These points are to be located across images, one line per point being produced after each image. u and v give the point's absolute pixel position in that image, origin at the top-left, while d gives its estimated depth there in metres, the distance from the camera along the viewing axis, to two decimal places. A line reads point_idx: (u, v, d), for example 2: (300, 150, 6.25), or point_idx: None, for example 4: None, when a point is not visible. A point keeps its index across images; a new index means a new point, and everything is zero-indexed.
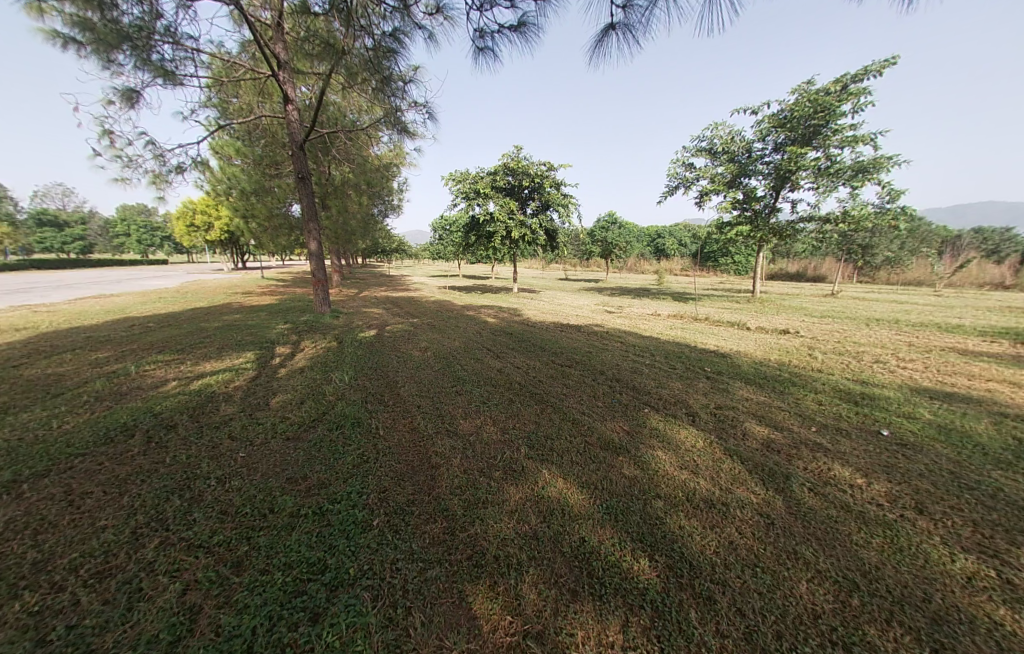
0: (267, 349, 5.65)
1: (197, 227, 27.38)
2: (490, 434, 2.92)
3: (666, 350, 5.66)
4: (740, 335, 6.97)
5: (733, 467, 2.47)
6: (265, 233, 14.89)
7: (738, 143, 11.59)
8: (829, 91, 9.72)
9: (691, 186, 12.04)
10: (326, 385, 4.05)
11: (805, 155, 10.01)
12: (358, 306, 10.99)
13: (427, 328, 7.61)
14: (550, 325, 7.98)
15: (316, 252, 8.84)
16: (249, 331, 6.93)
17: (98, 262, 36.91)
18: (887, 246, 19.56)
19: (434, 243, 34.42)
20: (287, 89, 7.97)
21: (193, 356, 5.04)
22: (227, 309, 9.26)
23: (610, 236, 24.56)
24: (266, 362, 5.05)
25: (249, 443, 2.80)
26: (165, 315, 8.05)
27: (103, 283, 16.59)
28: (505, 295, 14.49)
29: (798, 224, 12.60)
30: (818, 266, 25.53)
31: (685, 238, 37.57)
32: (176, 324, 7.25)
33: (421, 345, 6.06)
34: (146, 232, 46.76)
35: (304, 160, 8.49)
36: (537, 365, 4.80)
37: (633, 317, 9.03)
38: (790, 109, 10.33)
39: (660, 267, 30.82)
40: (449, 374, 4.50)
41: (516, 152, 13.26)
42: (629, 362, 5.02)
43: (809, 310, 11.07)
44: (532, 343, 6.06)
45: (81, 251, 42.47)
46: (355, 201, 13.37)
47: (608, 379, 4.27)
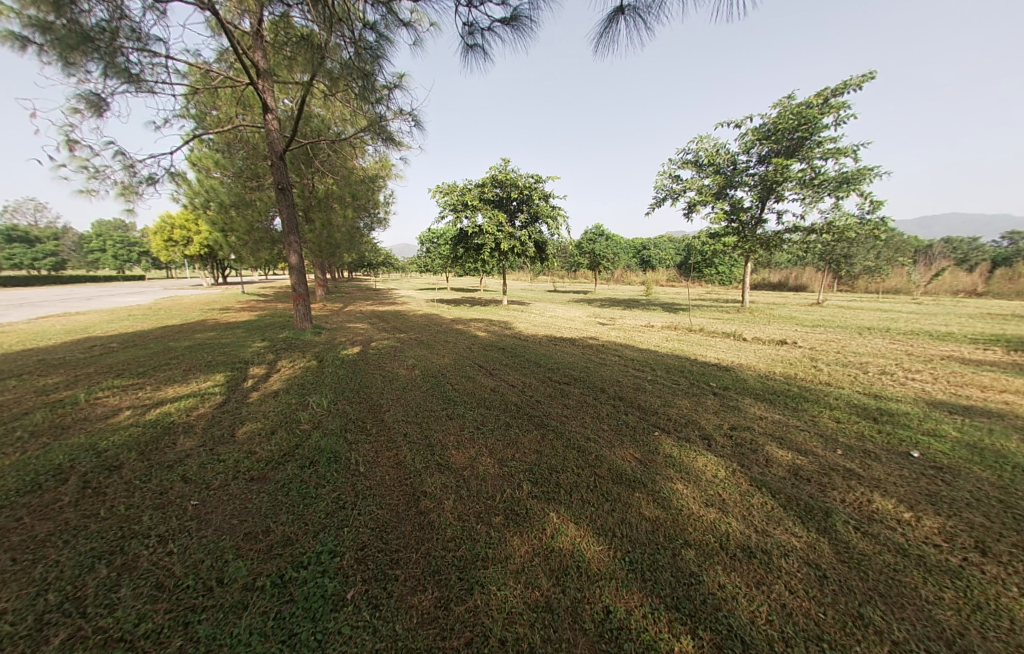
0: (239, 371, 5.19)
1: (175, 241, 26.50)
2: (486, 467, 2.58)
3: (667, 364, 5.41)
4: (738, 346, 6.80)
5: (765, 504, 2.18)
6: (245, 247, 14.37)
7: (724, 156, 11.77)
8: (813, 104, 9.96)
9: (678, 197, 12.11)
10: (302, 411, 3.64)
11: (791, 166, 10.16)
12: (343, 321, 10.55)
13: (414, 344, 7.23)
14: (543, 339, 7.70)
15: (297, 266, 8.44)
16: (222, 350, 6.44)
17: (68, 279, 35.24)
18: (865, 256, 20.17)
19: (421, 256, 34.17)
20: (267, 99, 7.70)
21: (155, 380, 4.56)
22: (201, 327, 8.71)
23: (598, 248, 24.69)
24: (237, 385, 4.59)
25: (205, 487, 2.38)
26: (131, 335, 7.47)
27: (69, 300, 15.68)
28: (495, 308, 14.23)
29: (783, 235, 12.79)
30: (800, 276, 26.14)
31: (670, 249, 38.28)
32: (142, 344, 6.69)
33: (407, 362, 5.69)
34: (121, 248, 45.12)
35: (285, 171, 8.16)
36: (533, 383, 4.48)
37: (627, 329, 8.83)
38: (773, 123, 10.55)
39: (647, 277, 31.14)
40: (439, 395, 4.14)
41: (504, 164, 13.22)
42: (631, 377, 4.74)
43: (801, 320, 11.09)
44: (526, 359, 5.75)
45: (52, 267, 40.68)
46: (339, 213, 13.04)
47: (611, 397, 3.98)
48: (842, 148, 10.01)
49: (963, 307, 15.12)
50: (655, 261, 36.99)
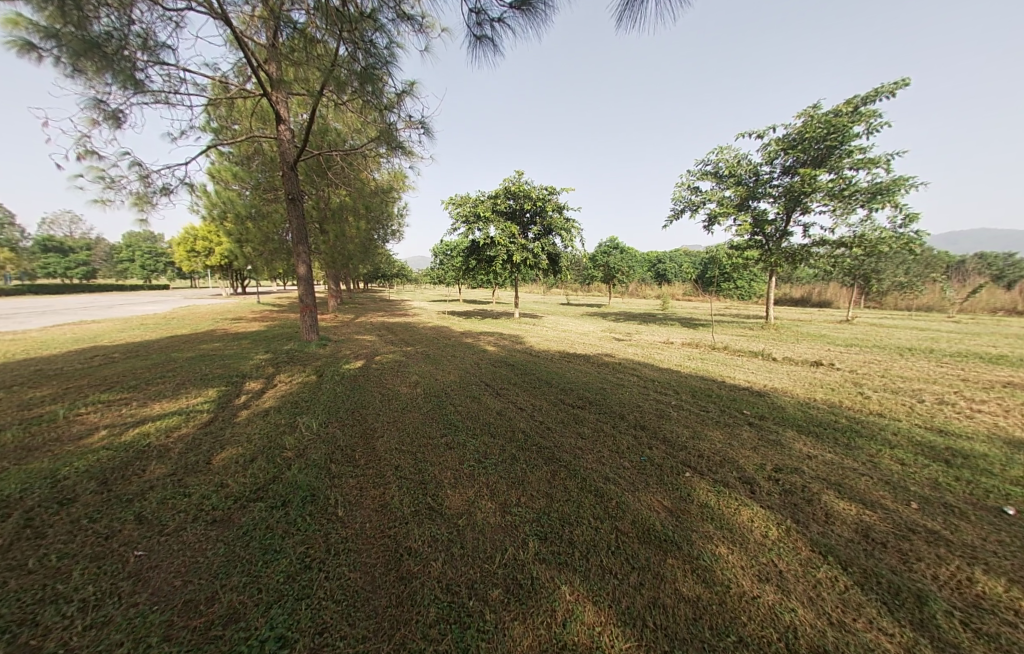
0: (234, 386, 4.95)
1: (198, 252, 27.32)
2: (486, 513, 2.19)
3: (692, 387, 4.94)
4: (768, 368, 6.26)
5: (836, 581, 1.71)
6: (260, 258, 14.52)
7: (745, 167, 11.37)
8: (842, 112, 9.55)
9: (698, 209, 11.69)
10: (288, 435, 3.32)
11: (819, 176, 9.68)
12: (350, 333, 10.36)
13: (420, 358, 6.92)
14: (556, 355, 7.29)
15: (305, 277, 8.31)
16: (223, 362, 6.26)
17: (99, 288, 36.76)
18: (895, 271, 19.25)
19: (435, 267, 34.36)
20: (280, 110, 7.74)
21: (146, 395, 4.34)
22: (208, 337, 8.63)
23: (612, 261, 24.33)
24: (227, 402, 4.33)
25: (158, 531, 2.06)
26: (136, 344, 7.39)
27: (91, 309, 16.08)
28: (506, 321, 13.90)
29: (810, 248, 12.19)
30: (823, 291, 25.15)
31: (685, 263, 37.64)
32: (145, 354, 6.56)
33: (410, 379, 5.36)
34: (149, 258, 46.89)
35: (295, 181, 8.12)
36: (544, 406, 4.09)
37: (644, 346, 8.35)
38: (799, 132, 10.15)
39: (662, 292, 30.44)
40: (439, 418, 3.77)
41: (517, 176, 13.09)
42: (651, 401, 4.30)
43: (831, 339, 10.41)
44: (536, 378, 5.35)
45: (85, 276, 42.39)
46: (352, 225, 13.07)
47: (631, 425, 3.56)
48: (875, 157, 9.50)
49: (1007, 327, 14.12)
50: (670, 275, 36.30)
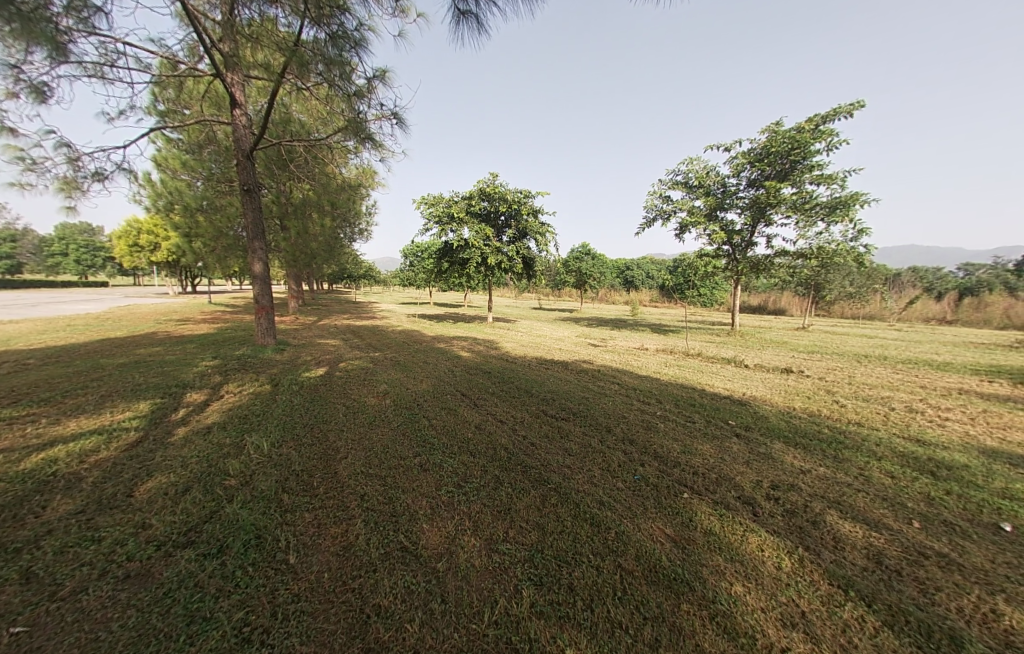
0: (172, 398, 4.32)
1: (141, 247, 25.03)
2: (471, 553, 1.89)
3: (675, 395, 4.84)
4: (742, 375, 6.32)
5: (867, 625, 1.57)
6: (212, 254, 13.34)
7: (713, 178, 11.76)
8: (804, 129, 10.06)
9: (670, 217, 11.93)
10: (232, 460, 2.82)
11: (784, 189, 10.11)
12: (313, 337, 9.63)
13: (390, 365, 6.45)
14: (533, 361, 7.05)
15: (262, 275, 7.61)
16: (162, 369, 5.53)
17: (20, 283, 32.78)
18: (842, 282, 20.73)
19: (405, 269, 33.43)
20: (236, 93, 7.05)
21: (57, 411, 3.65)
22: (146, 341, 7.69)
23: (585, 267, 24.59)
24: (161, 419, 3.72)
25: (45, 598, 1.52)
26: (57, 348, 6.41)
27: (6, 307, 14.12)
28: (481, 325, 13.57)
29: (772, 258, 12.76)
30: (778, 299, 26.71)
31: (653, 270, 38.90)
32: (65, 360, 5.67)
33: (378, 389, 4.92)
34: (85, 252, 42.56)
35: (253, 171, 7.45)
36: (526, 418, 3.82)
37: (621, 352, 8.29)
38: (764, 147, 10.60)
39: (632, 298, 31.17)
40: (412, 434, 3.39)
41: (493, 178, 12.86)
42: (636, 412, 4.14)
43: (793, 345, 10.89)
44: (516, 387, 5.07)
45: (5, 271, 37.84)
46: (317, 222, 12.28)
47: (618, 439, 3.38)
48: (832, 174, 10.07)
49: (939, 335, 15.47)
50: (639, 281, 37.35)
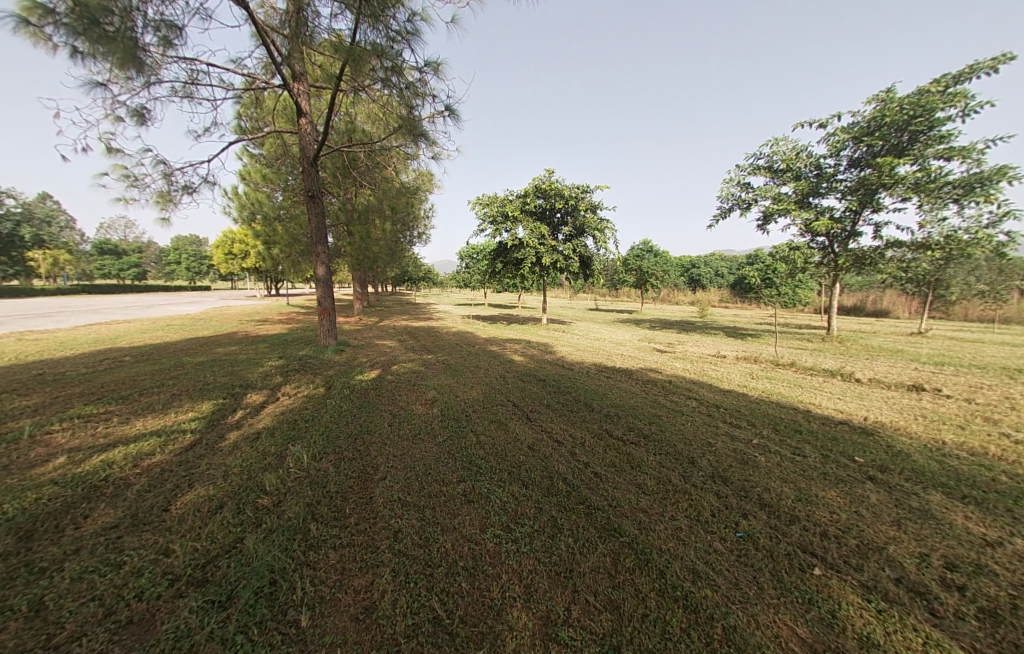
0: (233, 398, 4.46)
1: (236, 254, 28.65)
2: (520, 639, 1.43)
3: (772, 419, 3.95)
4: (857, 393, 5.13)
5: None
6: (286, 259, 14.51)
7: (805, 159, 10.15)
8: (931, 91, 8.18)
9: (749, 206, 10.50)
10: (268, 474, 2.68)
11: (901, 165, 8.30)
12: (371, 338, 9.91)
13: (440, 369, 6.27)
14: (592, 369, 6.44)
15: (324, 278, 7.90)
16: (232, 368, 5.86)
17: (146, 289, 39.22)
18: (971, 277, 16.95)
19: (460, 271, 34.18)
20: (301, 102, 7.36)
21: (134, 409, 3.88)
22: (225, 340, 8.39)
23: (645, 265, 23.06)
24: (218, 421, 3.78)
25: (39, 645, 1.36)
26: (152, 347, 7.18)
27: (133, 308, 16.68)
28: (534, 327, 13.12)
29: (883, 250, 10.68)
30: (878, 299, 22.80)
31: (720, 268, 35.56)
32: (156, 358, 6.28)
33: (426, 395, 4.69)
34: (194, 261, 49.81)
35: (316, 177, 7.74)
36: (587, 440, 3.27)
37: (693, 359, 7.33)
38: (872, 119, 8.81)
39: (697, 298, 28.68)
40: (457, 453, 3.02)
41: (548, 175, 12.37)
42: (723, 438, 3.39)
43: (914, 355, 8.91)
44: (572, 398, 4.54)
45: (138, 277, 45.55)
46: (378, 227, 12.50)
47: (707, 476, 2.70)
48: (969, 146, 8.07)
49: None
50: (704, 280, 34.37)
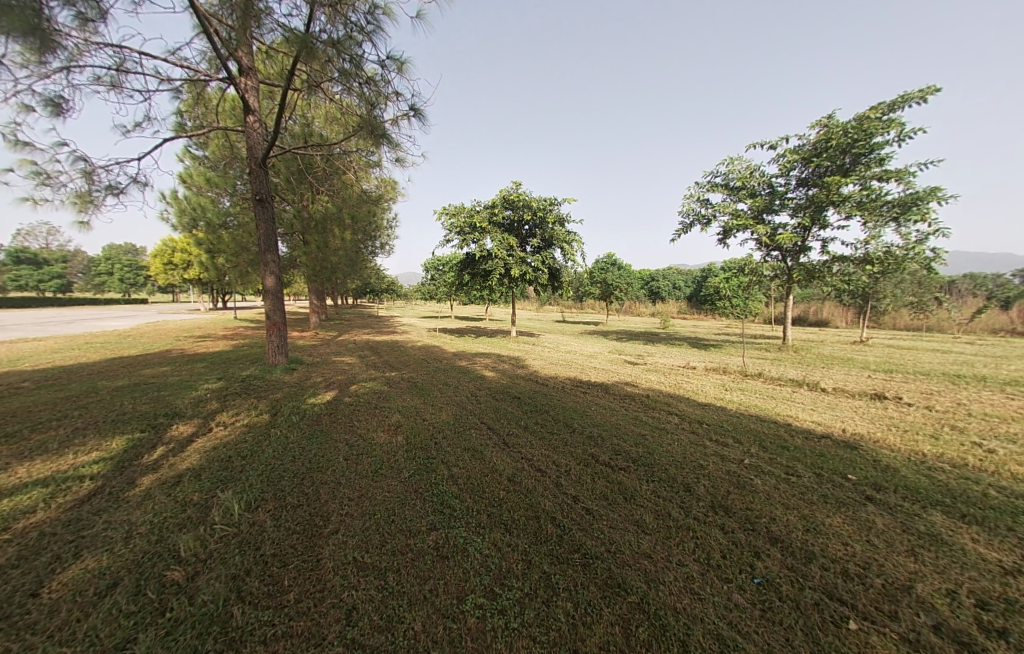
0: (153, 432, 3.71)
1: (177, 264, 26.25)
2: None
3: (757, 435, 3.83)
4: (826, 403, 5.21)
5: None
6: (234, 270, 13.30)
7: (758, 178, 10.77)
8: (867, 120, 8.93)
9: (709, 221, 10.93)
10: (185, 534, 2.10)
11: (847, 185, 8.95)
12: (330, 354, 9.12)
13: (405, 388, 5.74)
14: (568, 384, 6.17)
15: (274, 290, 7.16)
16: (158, 394, 5.02)
17: (69, 302, 34.97)
18: (897, 290, 18.73)
19: (427, 283, 33.39)
20: (249, 98, 6.71)
21: (13, 452, 3.07)
22: (156, 360, 7.33)
23: (610, 278, 23.61)
24: (131, 462, 3.07)
25: None
26: (59, 369, 6.07)
27: (45, 324, 14.55)
28: (504, 340, 12.79)
29: (829, 265, 11.46)
30: (819, 310, 24.71)
31: (680, 281, 37.34)
32: (62, 383, 5.27)
33: (390, 419, 4.18)
34: (129, 271, 45.22)
35: (266, 180, 7.08)
36: (573, 467, 2.96)
37: (666, 372, 7.29)
38: (818, 142, 9.52)
39: (659, 310, 29.71)
40: (426, 492, 2.59)
41: (516, 187, 12.31)
42: (713, 458, 3.19)
43: (863, 363, 9.48)
44: (551, 418, 4.22)
45: (59, 289, 40.56)
46: (337, 236, 11.68)
47: (706, 506, 2.46)
48: (902, 169, 8.90)
49: None
50: (665, 293, 35.87)
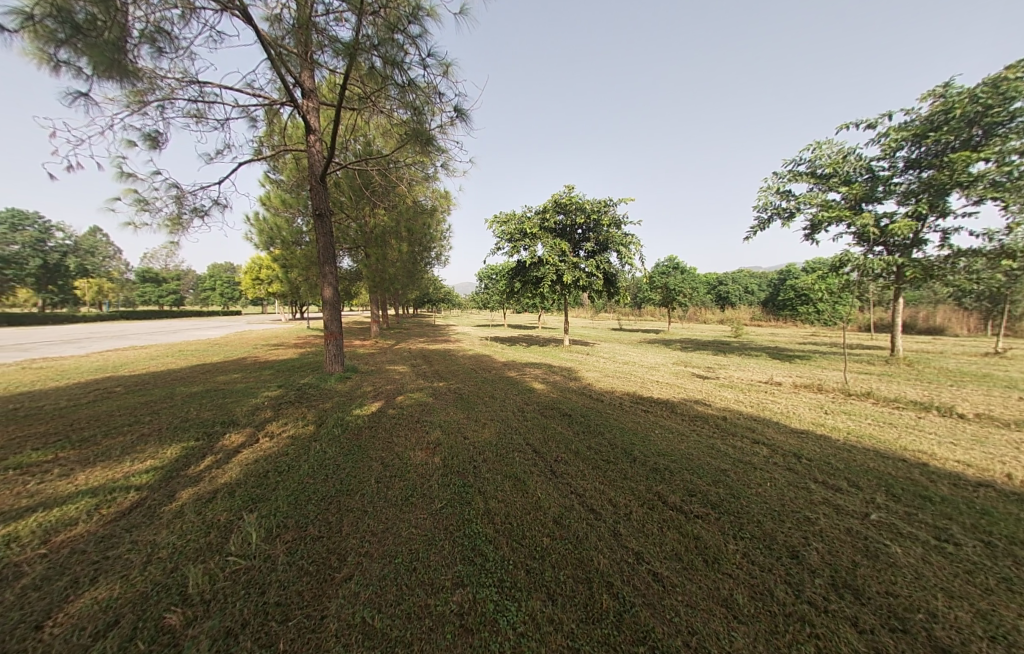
0: (208, 440, 3.86)
1: (264, 280, 29.68)
2: None
3: (881, 478, 2.93)
4: (973, 436, 3.98)
5: None
6: (304, 283, 14.48)
7: (853, 162, 9.21)
8: (1006, 79, 7.19)
9: (793, 215, 9.55)
10: (196, 567, 1.98)
11: (980, 161, 7.26)
12: (383, 362, 9.33)
13: (450, 400, 5.50)
14: (625, 400, 5.52)
15: (332, 300, 7.45)
16: (224, 400, 5.34)
17: (182, 314, 41.28)
18: None
19: (479, 293, 33.97)
20: (309, 119, 7.14)
21: (87, 458, 3.32)
22: (230, 367, 7.99)
23: (671, 282, 21.99)
24: (177, 473, 3.15)
25: None
26: (151, 375, 6.83)
27: (161, 333, 17.03)
28: (555, 349, 12.28)
29: (954, 260, 9.35)
30: (934, 314, 20.69)
31: (751, 284, 33.84)
32: (150, 388, 5.87)
33: (429, 436, 3.92)
34: (228, 287, 52.30)
35: (324, 195, 7.45)
36: (634, 512, 2.41)
37: (744, 388, 6.28)
38: (935, 113, 7.86)
39: (727, 316, 27.03)
40: (457, 532, 2.23)
41: (568, 190, 11.85)
42: (826, 511, 2.43)
43: (1014, 382, 7.46)
44: (606, 443, 3.66)
45: (175, 303, 48.00)
46: (395, 250, 12.12)
47: (825, 583, 1.79)
48: None
49: None
50: (733, 297, 32.74)
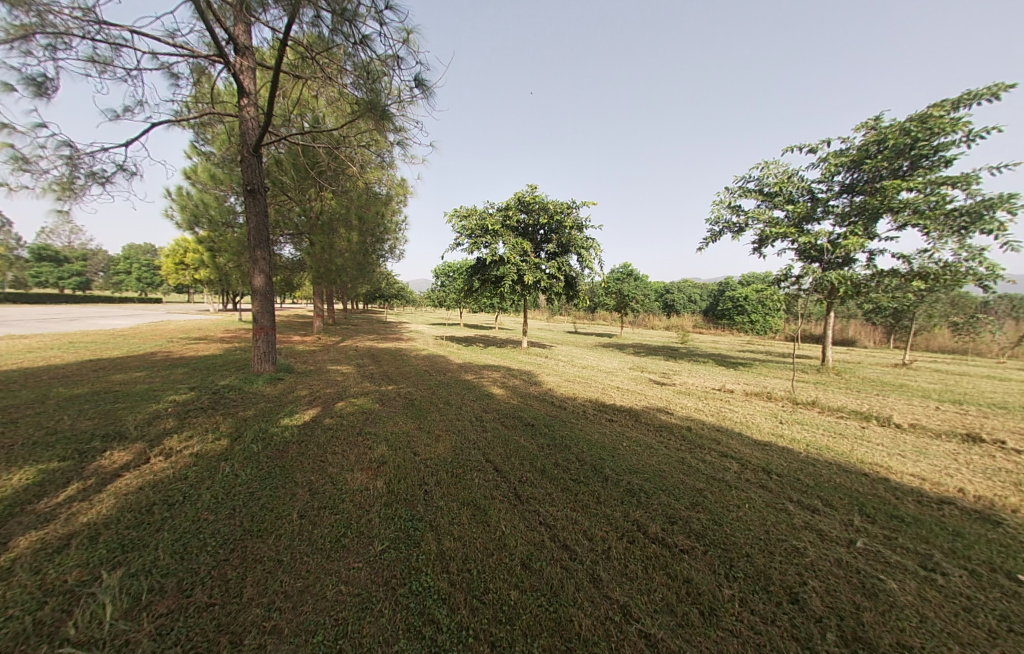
0: (75, 461, 2.96)
1: (189, 265, 26.36)
2: None
3: (851, 496, 2.86)
4: (913, 447, 4.17)
5: None
6: (237, 270, 12.87)
7: (796, 183, 9.87)
8: (930, 118, 7.97)
9: (743, 229, 10.01)
10: None
11: (906, 190, 8.01)
12: (325, 362, 8.39)
13: (399, 407, 4.91)
14: (589, 408, 5.27)
15: (264, 289, 6.49)
16: (113, 405, 4.32)
17: (86, 300, 35.73)
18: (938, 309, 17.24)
19: (436, 291, 32.95)
20: (244, 79, 6.17)
21: None
22: (134, 363, 6.71)
23: (626, 288, 22.64)
24: (19, 509, 2.31)
25: None
26: (18, 372, 5.45)
27: (47, 320, 14.31)
28: (514, 351, 11.95)
29: (876, 280, 10.34)
30: (845, 328, 23.24)
31: (695, 293, 36.11)
32: (8, 390, 4.61)
33: (371, 453, 3.34)
34: (147, 271, 46.21)
35: (259, 169, 6.48)
36: (614, 548, 2.08)
37: (702, 396, 6.31)
38: (870, 143, 8.57)
39: (674, 323, 28.43)
40: (401, 589, 1.75)
41: (532, 189, 11.60)
42: (810, 538, 2.26)
43: (921, 391, 8.34)
44: (574, 459, 3.32)
45: (78, 287, 41.62)
46: (344, 239, 11.09)
47: (834, 638, 1.57)
48: (969, 174, 7.86)
49: None
50: (680, 305, 34.73)
